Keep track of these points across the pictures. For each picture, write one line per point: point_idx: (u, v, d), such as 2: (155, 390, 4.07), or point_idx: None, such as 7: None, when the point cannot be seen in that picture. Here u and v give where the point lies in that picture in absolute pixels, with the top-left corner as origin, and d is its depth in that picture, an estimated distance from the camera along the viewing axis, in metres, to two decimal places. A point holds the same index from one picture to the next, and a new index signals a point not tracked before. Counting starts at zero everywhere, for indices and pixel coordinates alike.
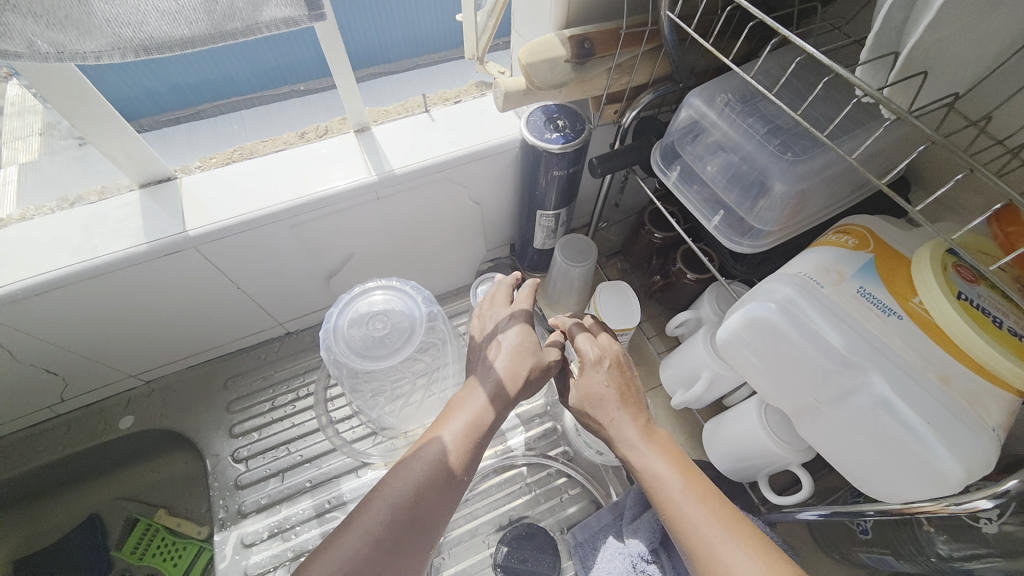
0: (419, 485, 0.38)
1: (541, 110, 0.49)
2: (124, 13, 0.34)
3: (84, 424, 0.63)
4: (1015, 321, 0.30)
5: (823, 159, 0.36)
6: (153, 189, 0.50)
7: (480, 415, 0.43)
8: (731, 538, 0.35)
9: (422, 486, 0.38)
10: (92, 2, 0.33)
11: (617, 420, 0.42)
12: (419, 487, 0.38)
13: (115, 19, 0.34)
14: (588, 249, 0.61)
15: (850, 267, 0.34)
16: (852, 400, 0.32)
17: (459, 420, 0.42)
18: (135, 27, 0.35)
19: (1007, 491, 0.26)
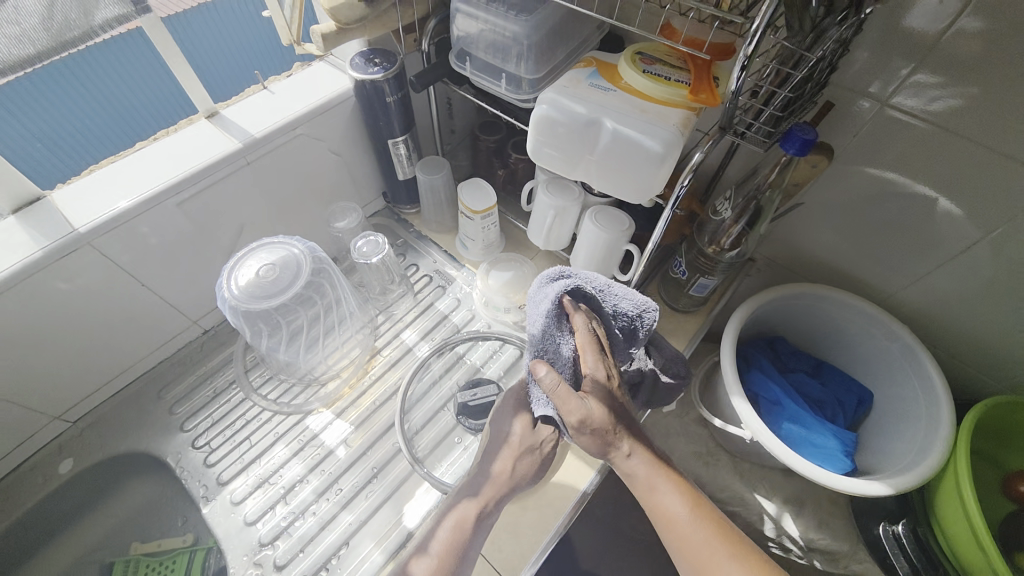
0: (451, 539, 0.52)
1: (359, 55, 0.62)
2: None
3: (20, 486, 0.63)
4: (678, 75, 0.49)
5: (549, 15, 0.53)
6: (26, 211, 0.53)
7: (501, 482, 0.56)
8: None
9: (452, 541, 0.52)
10: None
11: (627, 460, 0.51)
12: (451, 541, 0.52)
13: None
14: (440, 164, 0.76)
15: (584, 74, 0.51)
16: (605, 142, 0.49)
17: (489, 484, 0.56)
18: None
19: (698, 163, 0.48)
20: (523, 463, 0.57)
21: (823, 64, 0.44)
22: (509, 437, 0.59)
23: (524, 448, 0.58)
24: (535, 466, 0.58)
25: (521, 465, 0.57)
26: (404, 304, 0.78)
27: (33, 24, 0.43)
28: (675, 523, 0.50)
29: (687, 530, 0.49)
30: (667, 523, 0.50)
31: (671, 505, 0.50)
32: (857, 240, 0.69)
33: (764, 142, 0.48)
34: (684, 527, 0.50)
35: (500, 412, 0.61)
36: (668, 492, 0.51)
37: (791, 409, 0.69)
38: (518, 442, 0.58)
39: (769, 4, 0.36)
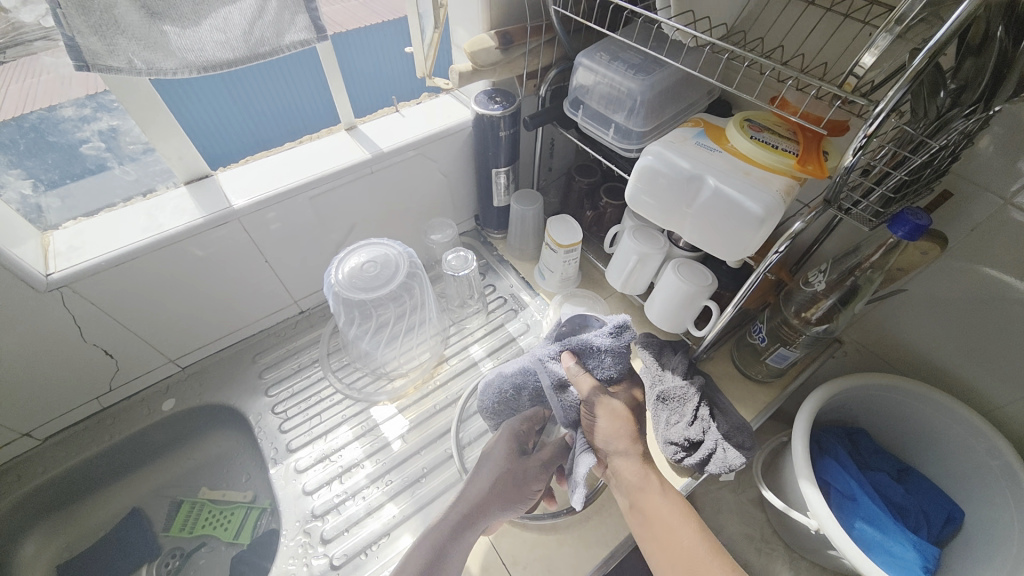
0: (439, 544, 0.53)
1: (483, 93, 0.70)
2: (188, 43, 0.50)
3: (127, 413, 0.72)
4: (787, 145, 0.50)
5: (664, 76, 0.57)
6: (195, 185, 0.64)
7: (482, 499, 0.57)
8: None
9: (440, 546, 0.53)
10: (169, 34, 0.49)
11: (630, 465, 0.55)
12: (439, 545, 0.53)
13: (183, 47, 0.50)
14: (534, 196, 0.81)
15: (691, 133, 0.54)
16: (704, 198, 0.50)
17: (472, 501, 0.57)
18: (196, 52, 0.51)
19: (797, 231, 0.48)
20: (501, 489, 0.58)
21: (944, 153, 0.43)
22: (493, 460, 0.61)
23: (515, 466, 0.60)
24: (525, 483, 0.59)
25: (501, 490, 0.58)
26: (476, 320, 0.83)
27: (235, 35, 0.52)
28: (681, 544, 0.50)
29: (699, 561, 0.49)
30: (672, 541, 0.50)
31: (675, 521, 0.52)
32: (963, 340, 0.64)
33: (871, 221, 0.47)
34: (692, 549, 0.50)
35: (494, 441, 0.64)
36: (669, 509, 0.52)
37: (867, 507, 0.64)
38: (502, 463, 0.60)
39: (894, 89, 0.37)
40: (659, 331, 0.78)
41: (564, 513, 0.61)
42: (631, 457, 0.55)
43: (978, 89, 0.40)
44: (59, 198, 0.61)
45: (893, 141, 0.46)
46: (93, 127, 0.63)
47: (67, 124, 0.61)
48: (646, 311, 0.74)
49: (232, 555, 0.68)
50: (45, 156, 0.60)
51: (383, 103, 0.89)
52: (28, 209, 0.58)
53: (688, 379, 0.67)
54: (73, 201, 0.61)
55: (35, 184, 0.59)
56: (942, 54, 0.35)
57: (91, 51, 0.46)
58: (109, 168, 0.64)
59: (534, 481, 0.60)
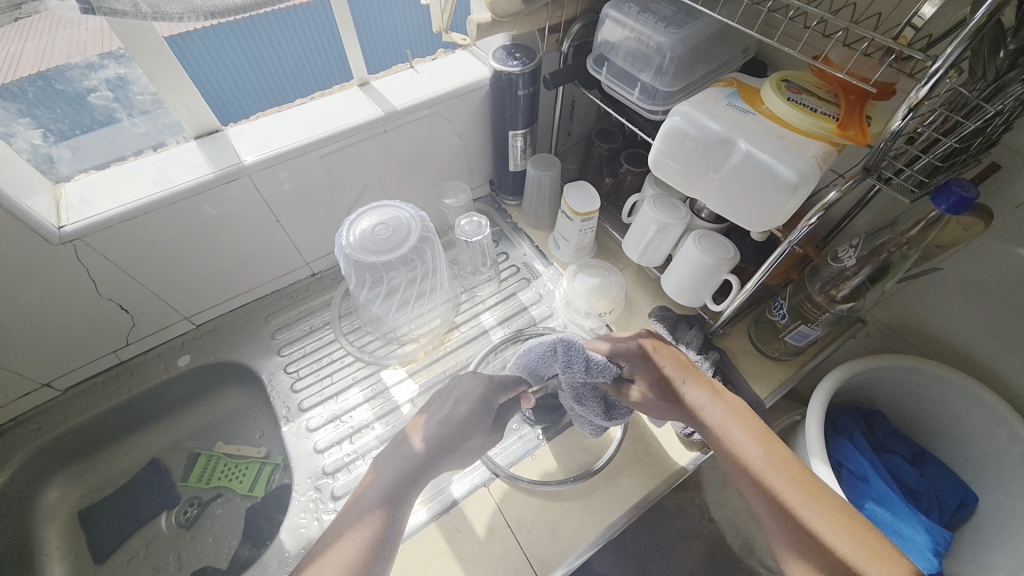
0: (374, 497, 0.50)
1: (501, 48, 0.66)
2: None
3: (144, 367, 0.74)
4: (826, 108, 0.46)
5: (697, 31, 0.53)
6: (205, 139, 0.63)
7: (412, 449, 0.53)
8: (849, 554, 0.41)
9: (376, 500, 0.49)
10: None
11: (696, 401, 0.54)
12: (376, 497, 0.50)
13: None
14: (552, 162, 0.78)
15: (723, 93, 0.51)
16: (732, 162, 0.48)
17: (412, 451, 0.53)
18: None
19: (833, 201, 0.45)
20: (446, 434, 0.54)
21: (999, 120, 0.40)
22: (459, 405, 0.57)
23: (477, 419, 0.56)
24: (480, 446, 0.56)
25: (447, 436, 0.54)
26: (488, 288, 0.82)
27: None
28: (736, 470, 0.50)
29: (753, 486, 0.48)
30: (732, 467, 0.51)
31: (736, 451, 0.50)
32: (997, 325, 0.61)
33: (913, 193, 0.44)
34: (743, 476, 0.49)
35: (460, 384, 0.59)
36: (749, 439, 0.50)
37: (879, 488, 0.63)
38: (466, 415, 0.56)
39: (954, 44, 0.34)
40: (674, 304, 0.76)
41: (572, 480, 0.61)
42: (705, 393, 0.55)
43: None
44: (71, 150, 0.60)
45: (945, 106, 0.43)
46: (100, 75, 0.61)
47: (75, 71, 0.59)
48: (662, 284, 0.72)
49: (246, 507, 0.71)
50: (54, 105, 0.59)
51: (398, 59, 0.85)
52: (40, 159, 0.57)
53: (703, 354, 0.65)
54: (84, 153, 0.60)
55: (46, 134, 0.58)
56: (1009, 5, 0.32)
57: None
58: (119, 119, 0.62)
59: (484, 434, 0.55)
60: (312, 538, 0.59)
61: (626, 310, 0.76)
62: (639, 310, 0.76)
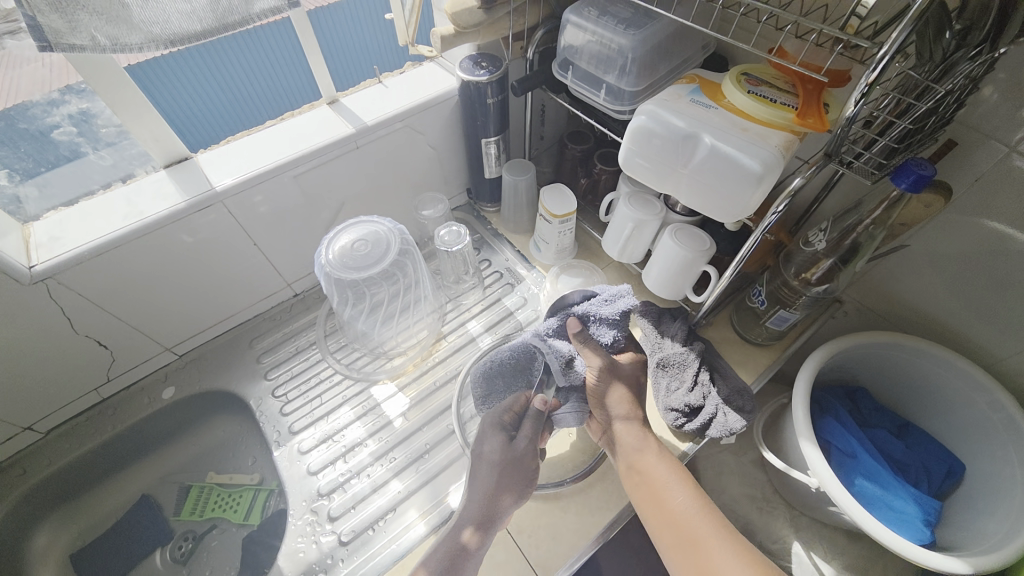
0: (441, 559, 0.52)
1: (468, 59, 0.67)
2: (152, 16, 0.47)
3: (128, 402, 0.72)
4: (785, 98, 0.48)
5: (656, 31, 0.54)
6: (175, 168, 0.62)
7: (476, 505, 0.55)
8: None
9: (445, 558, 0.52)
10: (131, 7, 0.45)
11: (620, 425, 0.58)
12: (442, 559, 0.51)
13: (148, 20, 0.47)
14: (526, 166, 0.79)
15: (686, 90, 0.52)
16: (699, 157, 0.49)
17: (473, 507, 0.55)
18: (162, 25, 0.48)
19: (798, 188, 0.46)
20: (505, 479, 0.56)
21: (950, 99, 0.42)
22: (486, 455, 0.58)
23: (517, 458, 0.57)
24: (521, 485, 0.56)
25: (503, 482, 0.56)
26: (472, 296, 0.82)
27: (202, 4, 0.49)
28: (671, 505, 0.52)
29: (692, 520, 0.51)
30: (664, 503, 0.52)
31: (669, 484, 0.53)
32: (966, 296, 0.63)
33: (873, 174, 0.45)
34: (682, 508, 0.52)
35: (481, 436, 0.61)
36: (664, 470, 0.54)
37: (868, 463, 0.64)
38: (498, 459, 0.57)
39: (899, 30, 0.35)
40: (657, 298, 0.77)
41: (568, 481, 0.61)
42: (631, 422, 0.58)
43: (984, 29, 0.38)
44: (38, 188, 0.59)
45: (897, 89, 0.44)
46: (63, 110, 0.60)
47: (37, 109, 0.58)
48: (644, 279, 0.73)
49: (243, 536, 0.70)
50: (17, 143, 0.58)
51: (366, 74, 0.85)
52: (6, 200, 0.56)
53: (688, 345, 0.66)
54: (50, 189, 0.59)
55: (10, 173, 0.57)
56: None
57: (53, 29, 0.43)
58: (84, 153, 0.61)
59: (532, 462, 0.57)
60: (311, 561, 0.58)
61: None
62: None
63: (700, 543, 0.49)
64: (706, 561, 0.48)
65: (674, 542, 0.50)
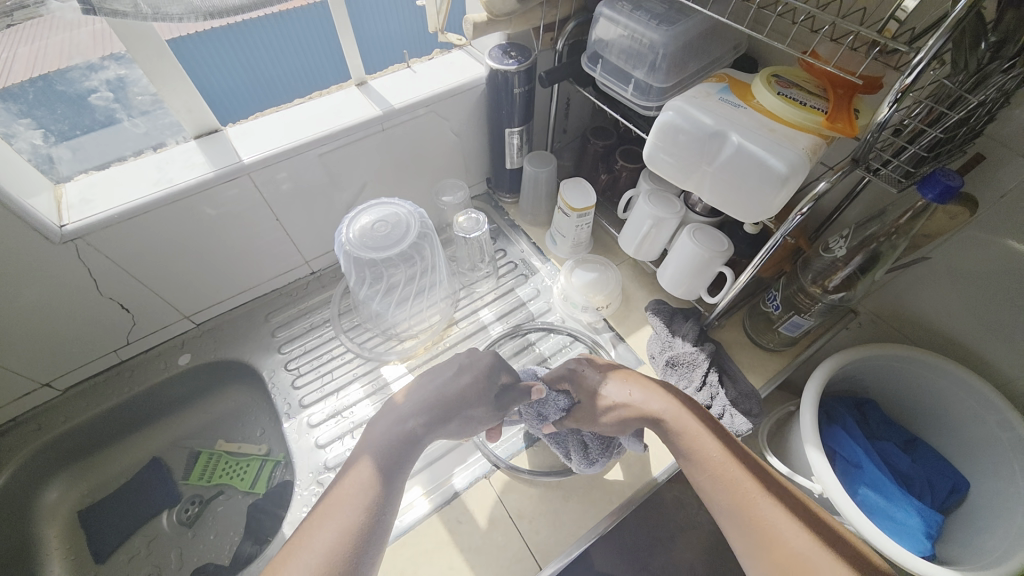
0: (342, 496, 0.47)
1: (497, 47, 0.67)
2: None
3: (144, 366, 0.74)
4: (815, 102, 0.48)
5: (688, 28, 0.54)
6: (204, 139, 0.63)
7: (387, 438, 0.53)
8: (807, 544, 0.43)
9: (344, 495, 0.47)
10: None
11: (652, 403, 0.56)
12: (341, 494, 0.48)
13: None
14: (548, 159, 0.79)
15: (716, 88, 0.52)
16: (724, 155, 0.49)
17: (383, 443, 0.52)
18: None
19: (823, 192, 0.46)
20: (433, 413, 0.55)
21: (982, 110, 0.41)
22: (419, 387, 0.57)
23: (475, 394, 0.57)
24: (460, 422, 0.57)
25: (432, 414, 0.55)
26: (486, 285, 0.82)
27: None
28: (725, 470, 0.49)
29: (730, 469, 0.49)
30: (717, 468, 0.50)
31: (719, 450, 0.50)
32: (984, 314, 0.62)
33: (900, 183, 0.46)
34: (736, 473, 0.49)
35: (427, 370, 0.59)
36: (709, 436, 0.52)
37: (872, 475, 0.64)
38: (435, 394, 0.56)
39: (935, 37, 0.35)
40: (671, 298, 0.77)
41: (572, 471, 0.62)
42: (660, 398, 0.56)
43: (1021, 40, 0.37)
44: (70, 151, 0.60)
45: (929, 97, 0.44)
46: (101, 76, 0.63)
47: (75, 73, 0.61)
48: (658, 277, 0.74)
49: (248, 503, 0.71)
50: (54, 105, 0.60)
51: (394, 59, 0.86)
52: (40, 160, 0.57)
53: (699, 345, 0.67)
54: (82, 153, 0.60)
55: (46, 134, 0.58)
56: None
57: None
58: (118, 121, 0.63)
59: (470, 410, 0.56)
60: None
61: (623, 304, 0.77)
62: (636, 303, 0.77)
63: (745, 490, 0.48)
64: (766, 526, 0.46)
65: (729, 509, 0.48)
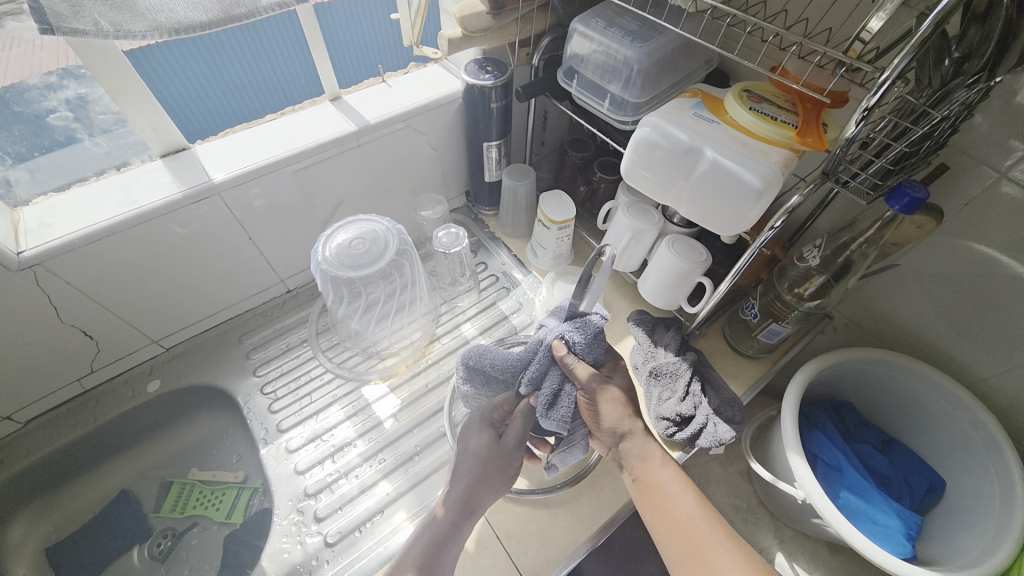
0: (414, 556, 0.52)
1: (473, 63, 0.67)
2: (158, 3, 0.46)
3: (111, 394, 0.71)
4: (785, 116, 0.49)
5: (659, 45, 0.55)
6: (171, 158, 0.61)
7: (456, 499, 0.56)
8: None
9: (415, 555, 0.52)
10: None
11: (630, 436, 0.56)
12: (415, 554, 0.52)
13: (153, 7, 0.46)
14: (527, 172, 0.79)
15: (689, 103, 0.53)
16: (700, 170, 0.49)
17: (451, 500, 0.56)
18: (166, 14, 0.47)
19: (795, 206, 0.47)
20: (489, 472, 0.58)
21: (945, 124, 0.42)
22: (470, 449, 0.60)
23: (513, 444, 0.60)
24: (505, 473, 0.59)
25: (483, 471, 0.58)
26: (467, 299, 0.82)
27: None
28: (680, 512, 0.52)
29: (697, 529, 0.51)
30: (672, 510, 0.52)
31: (677, 492, 0.53)
32: (952, 317, 0.64)
33: (869, 195, 0.47)
34: (689, 516, 0.52)
35: (467, 429, 0.63)
36: (669, 477, 0.54)
37: (853, 478, 0.65)
38: (481, 452, 0.59)
39: (899, 56, 0.36)
40: (651, 308, 0.77)
41: (560, 486, 0.61)
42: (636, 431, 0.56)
43: (983, 57, 0.39)
44: (28, 172, 0.58)
45: (894, 112, 0.45)
46: (60, 95, 0.59)
47: (32, 92, 0.57)
48: (639, 288, 0.74)
49: (224, 534, 0.68)
50: (11, 127, 0.56)
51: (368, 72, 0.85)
52: None
53: (680, 355, 0.67)
54: (41, 176, 0.58)
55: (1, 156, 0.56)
56: (950, 18, 0.34)
57: (54, 12, 0.42)
58: (80, 141, 0.60)
59: (508, 466, 0.60)
60: (295, 563, 0.57)
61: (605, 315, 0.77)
62: (618, 314, 0.77)
63: (706, 552, 0.49)
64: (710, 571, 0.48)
65: (678, 550, 0.50)
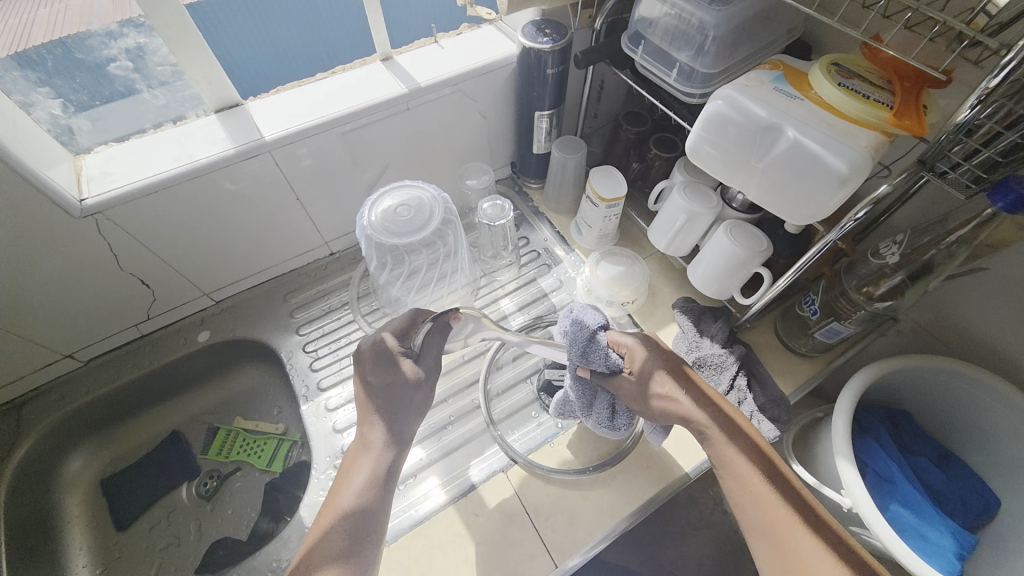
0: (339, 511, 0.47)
1: (531, 24, 0.63)
2: None
3: (164, 341, 0.74)
4: (879, 95, 0.43)
5: (740, 10, 0.50)
6: (225, 114, 0.61)
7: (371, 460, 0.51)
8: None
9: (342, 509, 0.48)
10: None
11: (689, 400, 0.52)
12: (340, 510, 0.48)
13: None
14: (578, 144, 0.76)
15: (769, 77, 0.48)
16: (777, 150, 0.45)
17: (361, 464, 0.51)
18: None
19: (883, 195, 0.42)
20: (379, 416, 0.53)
21: None
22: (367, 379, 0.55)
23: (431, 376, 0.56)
24: (416, 403, 0.55)
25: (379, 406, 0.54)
26: (507, 274, 0.80)
27: None
28: (755, 484, 0.47)
29: (775, 501, 0.46)
30: (746, 481, 0.48)
31: (748, 463, 0.48)
32: None
33: (968, 188, 0.42)
34: (765, 488, 0.47)
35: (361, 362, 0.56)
36: (740, 446, 0.49)
37: (905, 491, 0.62)
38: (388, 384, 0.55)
39: None
40: (699, 296, 0.74)
41: (591, 470, 0.61)
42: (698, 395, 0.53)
43: None
44: (91, 121, 0.59)
45: None
46: (120, 44, 0.59)
47: (94, 40, 0.58)
48: (688, 274, 0.70)
49: (265, 481, 0.72)
50: (74, 75, 0.58)
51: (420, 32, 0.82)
52: (60, 130, 0.56)
53: (728, 347, 0.64)
54: (103, 126, 0.59)
55: (65, 104, 0.57)
56: None
57: None
58: (138, 91, 0.61)
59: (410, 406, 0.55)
60: None
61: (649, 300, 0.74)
62: (662, 299, 0.74)
63: (784, 526, 0.44)
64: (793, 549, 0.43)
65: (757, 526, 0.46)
